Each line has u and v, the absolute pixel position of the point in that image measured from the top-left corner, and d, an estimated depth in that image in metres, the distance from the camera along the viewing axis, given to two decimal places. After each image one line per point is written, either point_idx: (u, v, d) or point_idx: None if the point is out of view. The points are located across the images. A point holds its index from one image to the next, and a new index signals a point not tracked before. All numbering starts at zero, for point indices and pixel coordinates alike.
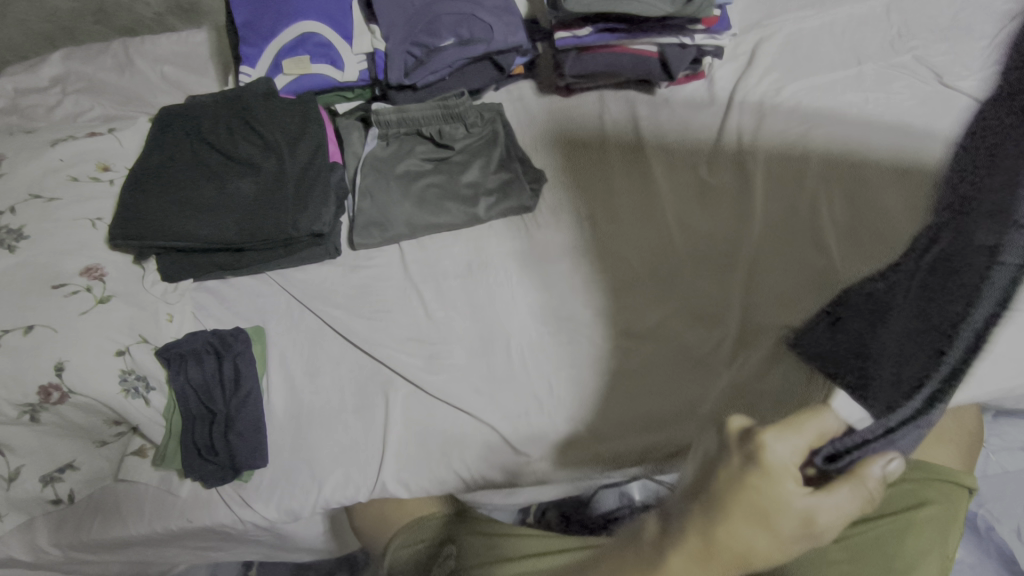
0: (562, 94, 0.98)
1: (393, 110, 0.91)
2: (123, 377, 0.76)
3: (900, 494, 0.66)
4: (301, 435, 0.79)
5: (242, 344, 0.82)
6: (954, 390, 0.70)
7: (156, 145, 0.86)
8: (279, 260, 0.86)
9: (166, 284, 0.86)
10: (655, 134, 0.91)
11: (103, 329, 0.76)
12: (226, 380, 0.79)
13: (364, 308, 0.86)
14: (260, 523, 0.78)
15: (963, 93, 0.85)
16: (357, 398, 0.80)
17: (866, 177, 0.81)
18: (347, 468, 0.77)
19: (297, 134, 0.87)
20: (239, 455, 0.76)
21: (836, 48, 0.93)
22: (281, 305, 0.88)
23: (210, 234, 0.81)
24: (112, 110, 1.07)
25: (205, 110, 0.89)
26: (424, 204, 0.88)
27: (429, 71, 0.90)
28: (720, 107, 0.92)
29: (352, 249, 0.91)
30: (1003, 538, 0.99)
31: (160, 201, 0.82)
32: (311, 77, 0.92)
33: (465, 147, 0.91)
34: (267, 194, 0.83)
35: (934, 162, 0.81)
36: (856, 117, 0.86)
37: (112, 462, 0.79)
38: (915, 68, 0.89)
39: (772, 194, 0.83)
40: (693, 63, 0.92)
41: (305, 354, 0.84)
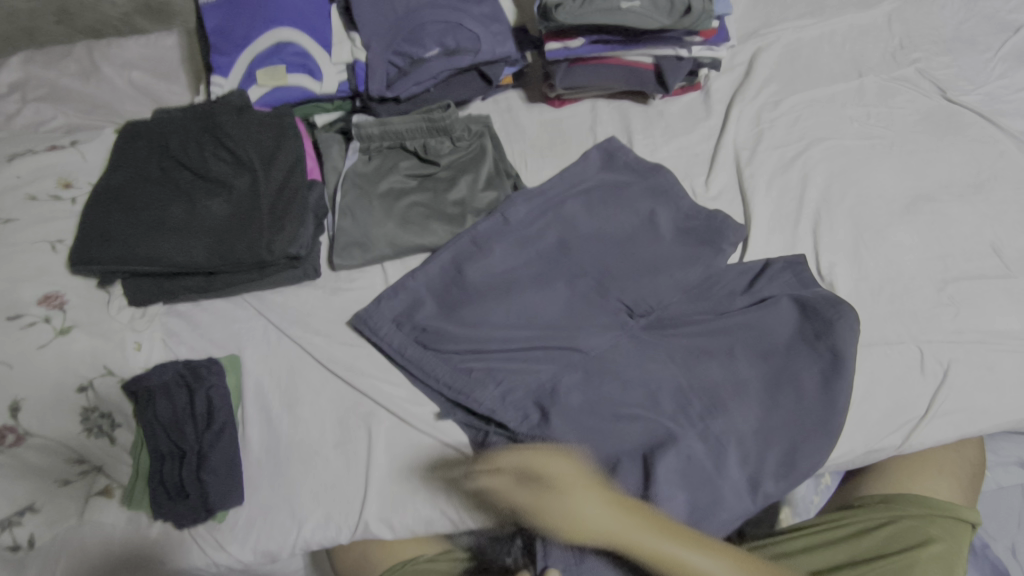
0: (553, 105, 0.93)
1: (375, 123, 0.87)
2: (86, 416, 0.73)
3: (902, 532, 0.62)
4: (279, 472, 0.75)
5: (216, 375, 0.77)
6: (960, 421, 0.67)
7: (121, 161, 0.81)
8: (253, 284, 0.81)
9: (135, 309, 0.80)
10: (649, 149, 0.87)
11: (65, 367, 0.73)
12: (198, 415, 0.75)
13: (345, 335, 0.81)
14: (235, 566, 0.74)
15: (965, 108, 0.83)
16: (338, 431, 0.76)
17: (868, 197, 0.78)
18: (327, 507, 0.73)
19: (273, 150, 0.82)
20: (212, 496, 0.71)
21: (835, 59, 0.90)
22: (257, 331, 0.83)
23: (179, 259, 0.76)
24: (77, 119, 1.01)
25: (173, 123, 0.84)
26: (408, 223, 0.83)
27: (413, 82, 0.86)
28: (716, 121, 0.88)
29: (332, 271, 0.86)
30: (998, 556, 0.97)
31: (125, 222, 0.77)
32: (288, 88, 0.86)
33: (451, 163, 0.87)
34: (240, 215, 0.78)
35: (936, 181, 0.78)
36: (857, 133, 0.83)
37: (77, 503, 0.73)
38: (917, 81, 0.86)
39: (771, 214, 0.80)
40: (689, 75, 0.88)
41: (283, 384, 0.80)
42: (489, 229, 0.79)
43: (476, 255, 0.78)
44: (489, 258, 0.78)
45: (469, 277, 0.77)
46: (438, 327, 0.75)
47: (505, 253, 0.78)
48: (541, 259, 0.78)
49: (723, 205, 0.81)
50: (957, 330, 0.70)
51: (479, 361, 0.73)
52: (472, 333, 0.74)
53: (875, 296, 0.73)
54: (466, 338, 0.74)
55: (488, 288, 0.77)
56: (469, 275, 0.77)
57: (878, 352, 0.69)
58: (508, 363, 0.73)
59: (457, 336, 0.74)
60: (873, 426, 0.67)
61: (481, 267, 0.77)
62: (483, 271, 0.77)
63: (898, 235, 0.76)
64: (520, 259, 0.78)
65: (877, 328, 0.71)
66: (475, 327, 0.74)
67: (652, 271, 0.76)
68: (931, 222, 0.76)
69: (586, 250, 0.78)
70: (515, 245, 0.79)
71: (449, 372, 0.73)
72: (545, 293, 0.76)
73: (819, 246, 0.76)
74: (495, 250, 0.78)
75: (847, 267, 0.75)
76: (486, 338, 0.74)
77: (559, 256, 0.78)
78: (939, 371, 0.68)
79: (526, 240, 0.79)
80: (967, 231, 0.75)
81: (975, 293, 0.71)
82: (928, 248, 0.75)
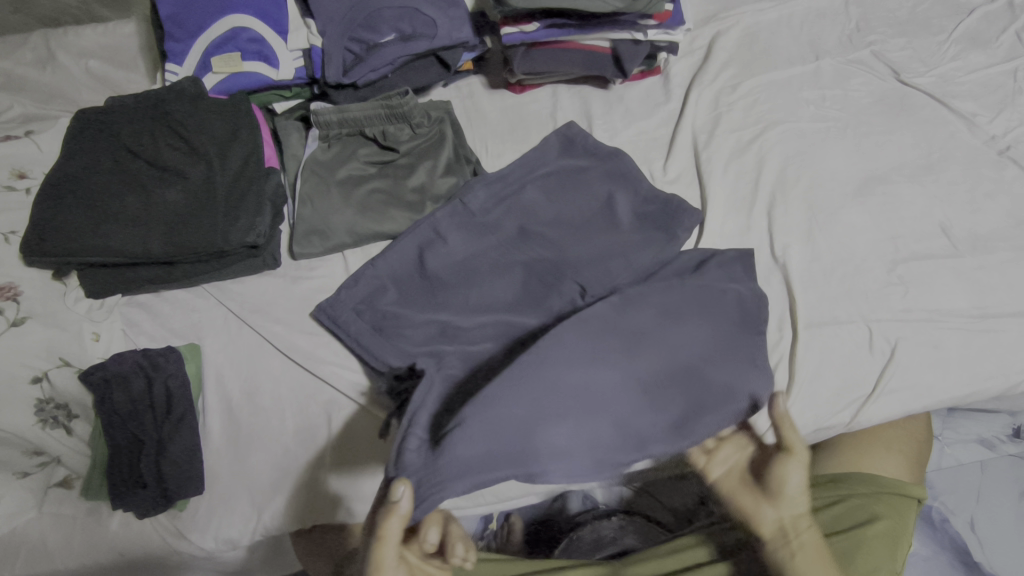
0: (514, 91, 0.93)
1: (333, 110, 0.86)
2: (40, 408, 0.72)
3: (850, 511, 0.64)
4: (239, 460, 0.75)
5: (175, 365, 0.77)
6: (906, 399, 0.68)
7: (73, 150, 0.80)
8: (212, 275, 0.81)
9: (92, 300, 0.80)
10: (608, 134, 0.87)
11: (19, 357, 0.72)
12: (157, 405, 0.75)
13: (306, 324, 0.81)
14: (199, 554, 0.75)
15: (919, 90, 0.84)
16: (298, 419, 0.76)
17: (822, 179, 0.79)
18: (287, 494, 0.73)
19: (228, 138, 0.81)
20: (171, 485, 0.72)
21: (793, 42, 0.90)
22: (217, 320, 0.83)
23: (133, 250, 0.75)
24: (33, 109, 0.99)
25: (127, 112, 0.83)
26: (367, 210, 0.83)
27: (370, 68, 0.85)
28: (675, 105, 0.88)
29: (292, 259, 0.86)
30: (957, 530, 0.99)
31: (77, 212, 0.76)
32: (245, 75, 0.86)
33: (411, 150, 0.87)
34: (195, 205, 0.78)
35: (889, 163, 0.79)
36: (812, 115, 0.83)
37: (31, 496, 0.72)
38: (872, 64, 0.87)
39: (726, 197, 0.80)
40: (648, 59, 0.88)
41: (243, 373, 0.80)
42: (450, 216, 0.79)
43: (439, 237, 0.78)
44: (446, 247, 0.77)
45: (428, 264, 0.76)
46: (396, 312, 0.74)
47: (462, 242, 0.77)
48: (506, 250, 0.77)
49: (679, 188, 0.82)
50: (905, 309, 0.71)
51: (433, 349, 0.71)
52: (428, 318, 0.73)
53: (827, 276, 0.73)
54: (423, 322, 0.73)
55: (445, 274, 0.76)
56: (430, 261, 0.76)
57: (829, 332, 0.70)
58: (459, 352, 0.71)
59: (412, 322, 0.74)
60: (822, 404, 0.68)
61: (440, 250, 0.77)
62: (449, 256, 0.77)
63: (850, 216, 0.76)
64: (481, 244, 0.78)
65: (827, 308, 0.72)
66: (431, 312, 0.74)
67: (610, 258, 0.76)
68: (882, 203, 0.77)
69: (550, 237, 0.78)
70: (473, 232, 0.78)
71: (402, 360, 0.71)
72: (503, 283, 0.75)
73: (774, 228, 0.77)
74: (452, 237, 0.77)
75: (800, 248, 0.76)
76: (442, 322, 0.73)
77: (519, 243, 0.78)
78: (887, 349, 0.69)
79: (484, 229, 0.78)
80: (917, 211, 0.76)
81: (924, 272, 0.73)
82: (878, 228, 0.75)
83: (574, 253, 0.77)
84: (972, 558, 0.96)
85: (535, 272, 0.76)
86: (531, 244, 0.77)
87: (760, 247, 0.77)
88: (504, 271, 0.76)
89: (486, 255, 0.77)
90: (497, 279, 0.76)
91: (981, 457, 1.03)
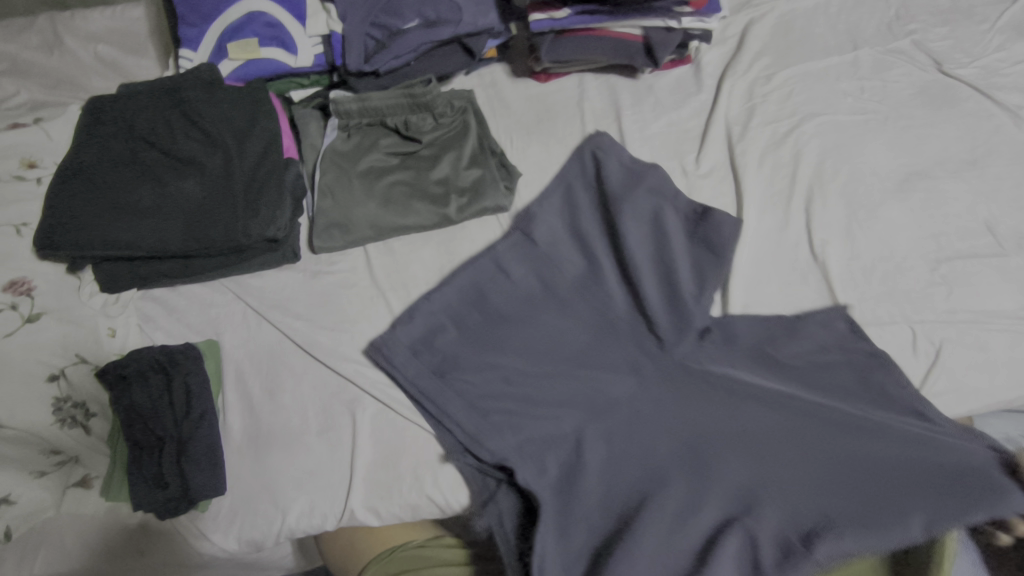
0: (539, 80, 0.90)
1: (353, 99, 0.83)
2: (58, 407, 0.70)
3: None
4: (261, 460, 0.74)
5: (193, 362, 0.75)
6: (949, 402, 0.66)
7: (85, 140, 0.77)
8: (231, 268, 0.79)
9: (107, 295, 0.78)
10: (639, 125, 0.84)
11: (34, 354, 0.69)
12: (176, 402, 0.73)
13: (328, 320, 0.79)
14: (221, 555, 0.73)
15: (962, 81, 0.81)
16: (322, 418, 0.74)
17: (861, 174, 0.77)
18: (311, 495, 0.71)
19: (246, 127, 0.78)
20: (193, 486, 0.70)
21: (830, 31, 0.87)
22: (236, 316, 0.81)
23: (150, 243, 0.73)
24: (41, 96, 0.96)
25: (140, 99, 0.80)
26: (390, 203, 0.80)
27: (393, 55, 0.82)
28: (708, 96, 0.85)
29: (313, 254, 0.84)
30: None
31: (92, 204, 0.74)
32: (262, 61, 0.83)
33: (434, 140, 0.84)
34: (213, 195, 0.75)
35: (932, 158, 0.77)
36: (850, 107, 0.80)
37: (52, 495, 0.71)
38: (913, 54, 0.84)
39: (762, 192, 0.78)
40: (679, 47, 0.85)
41: (263, 371, 0.78)
42: (509, 252, 0.77)
43: (498, 274, 0.76)
44: (507, 289, 0.75)
45: (489, 305, 0.75)
46: (458, 353, 0.73)
47: (522, 285, 0.75)
48: (566, 291, 0.75)
49: (713, 183, 0.79)
50: (950, 310, 0.69)
51: (503, 403, 0.69)
52: (489, 368, 0.71)
53: (867, 275, 0.71)
54: (484, 373, 0.71)
55: (507, 318, 0.74)
56: (491, 302, 0.75)
57: (870, 333, 0.69)
58: (530, 408, 0.69)
59: (473, 374, 0.71)
60: None
61: (497, 289, 0.75)
62: (510, 300, 0.75)
63: (891, 213, 0.74)
64: (541, 284, 0.75)
65: (868, 309, 0.70)
66: (493, 361, 0.72)
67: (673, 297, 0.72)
68: (924, 199, 0.74)
69: (611, 273, 0.75)
70: (537, 266, 0.76)
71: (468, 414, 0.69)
72: (564, 328, 0.73)
73: (812, 225, 0.75)
74: (513, 277, 0.76)
75: (839, 246, 0.73)
76: (504, 375, 0.71)
77: (578, 283, 0.75)
78: (931, 351, 0.67)
79: (547, 267, 0.76)
80: (961, 208, 0.73)
81: (969, 272, 0.70)
82: (920, 226, 0.73)
83: (634, 288, 0.73)
84: None
85: (597, 316, 0.74)
86: (592, 283, 0.75)
87: (797, 244, 0.74)
88: (566, 313, 0.74)
89: (548, 298, 0.75)
90: (561, 319, 0.74)
91: None
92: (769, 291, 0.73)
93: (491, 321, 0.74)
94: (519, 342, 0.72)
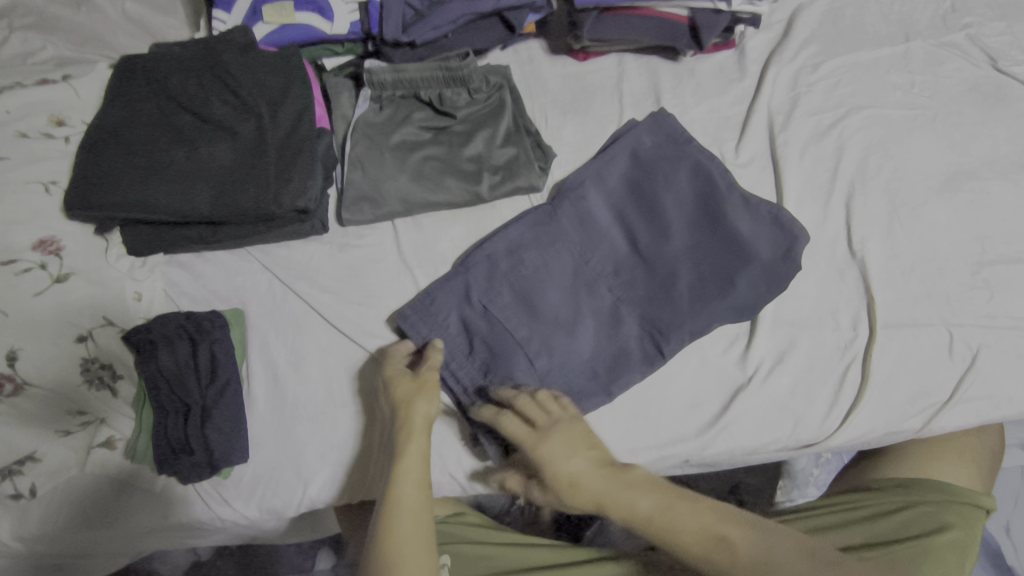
0: (576, 59, 0.88)
1: (388, 70, 0.81)
2: (85, 367, 0.70)
3: (920, 517, 0.62)
4: (284, 430, 0.74)
5: (220, 331, 0.75)
6: (984, 407, 0.65)
7: (117, 98, 0.76)
8: (259, 237, 0.78)
9: (134, 258, 0.77)
10: (678, 110, 0.82)
11: (63, 315, 0.69)
12: (201, 369, 0.72)
13: (355, 294, 0.79)
14: (241, 521, 0.74)
15: (1016, 80, 0.78)
16: (346, 390, 0.75)
17: (905, 170, 0.75)
18: (335, 466, 0.72)
19: (280, 94, 0.77)
20: (216, 453, 0.70)
21: (882, 20, 0.84)
22: (261, 286, 0.80)
23: (181, 208, 0.72)
24: (68, 52, 0.95)
25: (173, 59, 0.78)
26: (422, 178, 0.79)
27: (431, 27, 0.80)
28: (751, 83, 0.83)
29: (340, 226, 0.82)
30: (992, 534, 0.98)
31: (123, 165, 0.73)
32: (297, 27, 0.81)
33: (468, 117, 0.82)
34: (245, 162, 0.74)
35: (980, 158, 0.75)
36: (899, 101, 0.78)
37: (76, 454, 0.71)
38: (967, 48, 0.81)
39: (802, 184, 0.76)
40: (725, 31, 0.83)
41: (288, 341, 0.77)
42: (557, 229, 0.74)
43: (541, 248, 0.73)
44: (548, 268, 0.72)
45: (530, 284, 0.72)
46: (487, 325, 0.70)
47: (564, 262, 0.73)
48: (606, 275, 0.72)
49: (752, 173, 0.77)
50: (989, 315, 0.68)
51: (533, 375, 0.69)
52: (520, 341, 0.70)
53: (906, 275, 0.70)
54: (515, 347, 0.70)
55: (546, 295, 0.71)
56: (532, 278, 0.72)
57: (905, 334, 0.68)
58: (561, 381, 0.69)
59: (503, 346, 0.70)
60: (895, 408, 0.66)
61: (538, 262, 0.73)
62: (552, 281, 0.72)
63: (935, 213, 0.72)
64: (582, 265, 0.73)
65: (905, 310, 0.69)
66: (523, 333, 0.70)
67: (719, 290, 0.70)
68: (970, 200, 0.73)
69: (659, 259, 0.72)
70: (572, 238, 0.74)
71: (500, 387, 0.68)
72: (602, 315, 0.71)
73: (852, 220, 0.73)
74: (558, 259, 0.73)
75: (878, 244, 0.72)
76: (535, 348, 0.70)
77: (620, 270, 0.72)
78: (967, 356, 0.66)
79: (583, 240, 0.74)
80: (1007, 211, 0.72)
81: (1010, 277, 0.69)
82: (964, 227, 0.72)
83: (677, 278, 0.71)
84: (1005, 563, 0.96)
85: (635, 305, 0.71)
86: (636, 270, 0.72)
87: (836, 239, 0.73)
88: (604, 299, 0.72)
89: (588, 282, 0.72)
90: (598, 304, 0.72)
91: None
92: (805, 286, 0.71)
93: (522, 291, 0.72)
94: (553, 316, 0.71)
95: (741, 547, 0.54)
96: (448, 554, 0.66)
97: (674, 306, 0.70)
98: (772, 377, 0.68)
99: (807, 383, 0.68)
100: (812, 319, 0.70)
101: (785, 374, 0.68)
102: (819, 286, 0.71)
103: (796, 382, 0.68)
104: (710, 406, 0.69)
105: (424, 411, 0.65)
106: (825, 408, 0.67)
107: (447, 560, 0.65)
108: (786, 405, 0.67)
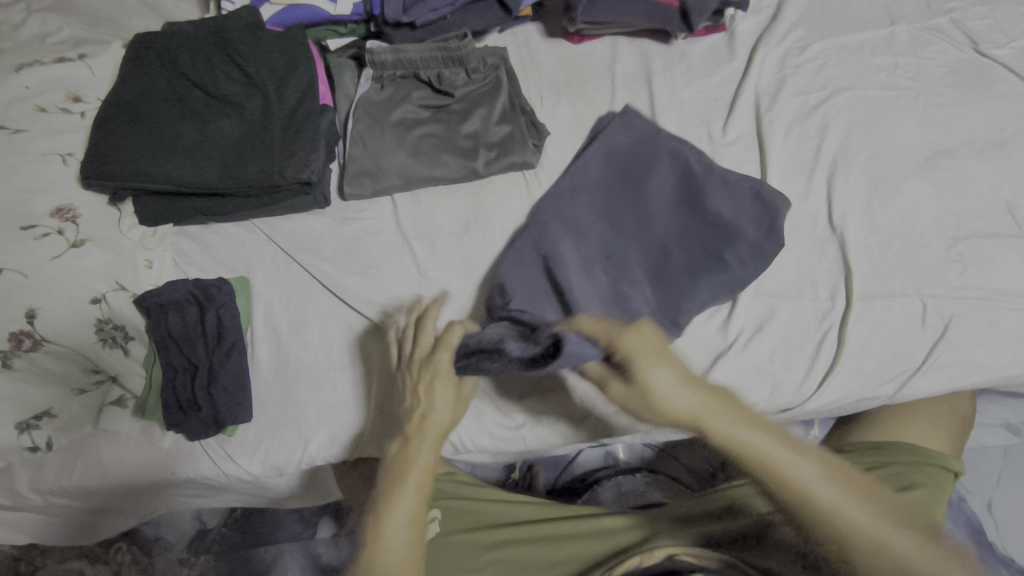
0: (571, 41, 0.91)
1: (389, 50, 0.84)
2: (100, 327, 0.73)
3: (893, 475, 0.64)
4: (287, 391, 0.78)
5: (226, 297, 0.78)
6: (954, 373, 0.68)
7: (131, 75, 0.79)
8: (264, 209, 0.81)
9: (145, 228, 0.81)
10: (668, 91, 0.85)
11: (78, 278, 0.73)
12: (208, 332, 0.76)
13: (355, 265, 0.82)
14: (245, 478, 0.78)
15: (997, 62, 0.81)
16: (346, 355, 0.78)
17: (886, 149, 0.77)
18: (333, 426, 0.76)
19: (285, 72, 0.80)
20: (222, 410, 0.74)
21: (869, 4, 0.86)
22: (266, 256, 0.84)
23: (191, 179, 0.76)
24: (83, 33, 0.98)
25: (184, 38, 0.82)
26: (420, 154, 0.82)
27: (430, 8, 0.83)
28: (739, 65, 0.85)
29: (342, 200, 0.86)
30: (972, 509, 1.00)
31: (137, 138, 0.76)
32: (302, 8, 0.85)
33: (466, 96, 0.85)
34: (252, 136, 0.77)
35: (960, 137, 0.77)
36: (882, 83, 0.81)
37: (90, 410, 0.76)
38: (950, 32, 0.83)
39: (787, 162, 0.79)
40: (714, 15, 0.85)
41: (291, 308, 0.81)
42: (550, 214, 0.76)
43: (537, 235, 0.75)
44: (549, 250, 0.73)
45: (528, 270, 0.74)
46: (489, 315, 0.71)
47: (565, 244, 0.74)
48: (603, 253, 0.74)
49: (740, 149, 0.80)
50: (962, 287, 0.70)
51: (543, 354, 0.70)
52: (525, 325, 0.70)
53: (883, 249, 0.73)
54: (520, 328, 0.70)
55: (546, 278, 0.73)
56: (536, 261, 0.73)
57: (881, 304, 0.70)
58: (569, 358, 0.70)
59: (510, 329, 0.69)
60: (869, 373, 0.69)
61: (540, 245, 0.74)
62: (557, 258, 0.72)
63: (914, 190, 0.75)
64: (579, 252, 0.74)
65: (882, 281, 0.71)
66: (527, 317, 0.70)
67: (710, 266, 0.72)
68: (948, 176, 0.75)
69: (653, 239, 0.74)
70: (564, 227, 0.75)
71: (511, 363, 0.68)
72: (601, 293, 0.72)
73: (833, 196, 0.76)
74: (554, 243, 0.73)
75: (858, 219, 0.74)
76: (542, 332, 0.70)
77: (611, 256, 0.74)
78: (940, 325, 0.69)
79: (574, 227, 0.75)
80: (983, 188, 0.74)
81: (985, 250, 0.71)
82: (941, 203, 0.74)
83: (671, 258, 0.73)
84: (984, 537, 0.98)
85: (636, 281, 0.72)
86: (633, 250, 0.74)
87: (817, 215, 0.76)
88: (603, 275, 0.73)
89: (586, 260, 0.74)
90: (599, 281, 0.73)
91: (1006, 442, 1.02)
92: (787, 259, 0.74)
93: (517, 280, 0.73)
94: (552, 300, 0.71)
95: (813, 482, 0.53)
96: (438, 509, 0.71)
97: (664, 284, 0.72)
98: (752, 343, 0.71)
99: (786, 351, 0.71)
100: (792, 290, 0.73)
101: (765, 343, 0.71)
102: (800, 259, 0.74)
103: (775, 350, 0.71)
104: (691, 370, 0.72)
105: (439, 411, 0.63)
106: (801, 374, 0.70)
107: (437, 514, 0.70)
108: (765, 371, 0.70)
